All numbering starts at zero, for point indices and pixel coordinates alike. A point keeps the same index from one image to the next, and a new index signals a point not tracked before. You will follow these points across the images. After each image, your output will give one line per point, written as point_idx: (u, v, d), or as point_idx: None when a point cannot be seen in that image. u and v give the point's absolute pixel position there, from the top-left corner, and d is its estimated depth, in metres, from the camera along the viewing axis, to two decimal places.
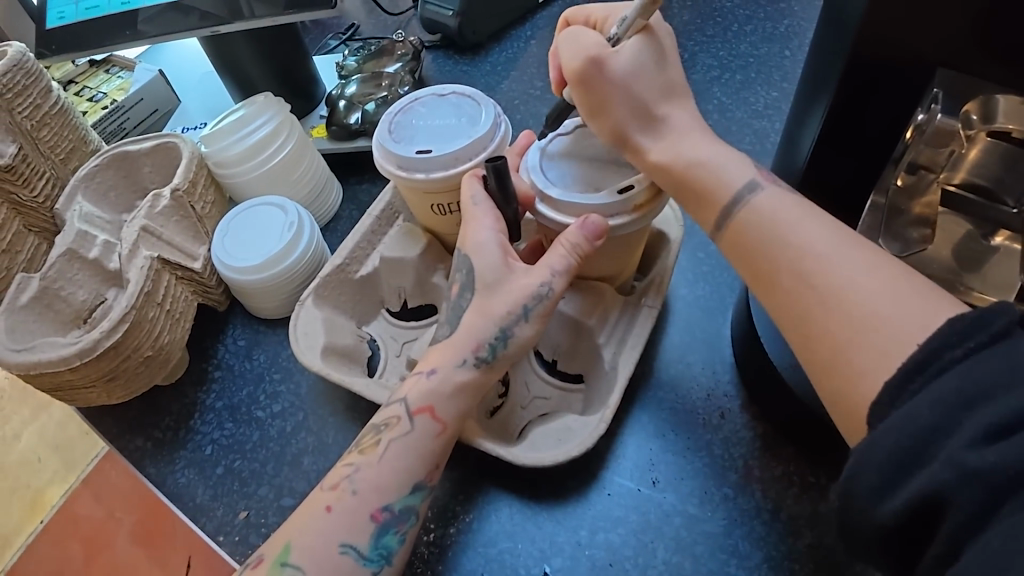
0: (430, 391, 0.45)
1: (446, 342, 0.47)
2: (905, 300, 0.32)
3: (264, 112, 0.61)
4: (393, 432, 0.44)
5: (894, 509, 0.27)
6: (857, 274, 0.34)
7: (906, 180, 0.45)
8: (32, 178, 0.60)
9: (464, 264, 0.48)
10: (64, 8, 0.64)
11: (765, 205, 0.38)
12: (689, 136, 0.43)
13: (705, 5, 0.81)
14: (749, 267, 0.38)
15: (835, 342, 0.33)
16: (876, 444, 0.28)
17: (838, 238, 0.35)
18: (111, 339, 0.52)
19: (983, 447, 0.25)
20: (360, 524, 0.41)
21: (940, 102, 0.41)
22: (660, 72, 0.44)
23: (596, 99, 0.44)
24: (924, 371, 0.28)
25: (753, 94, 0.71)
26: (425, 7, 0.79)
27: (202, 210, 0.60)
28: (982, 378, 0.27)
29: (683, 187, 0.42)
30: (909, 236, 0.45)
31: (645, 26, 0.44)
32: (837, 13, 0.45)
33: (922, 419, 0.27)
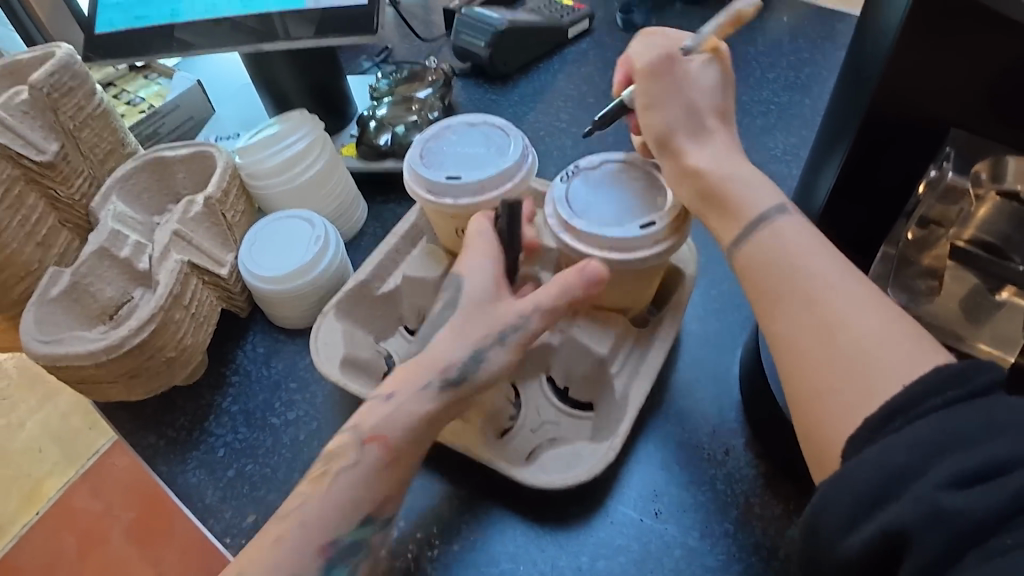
0: (387, 419, 0.44)
1: (409, 366, 0.47)
2: (899, 346, 0.33)
3: (299, 129, 0.63)
4: (340, 464, 0.43)
5: (860, 543, 0.28)
6: (858, 312, 0.35)
7: (916, 234, 0.48)
8: (71, 176, 0.62)
9: (454, 284, 0.50)
10: (113, 16, 0.67)
11: (776, 234, 0.39)
12: (726, 149, 0.46)
13: (729, 52, 0.84)
14: (753, 294, 0.39)
15: (830, 376, 0.34)
16: (850, 478, 0.29)
17: (845, 276, 0.37)
18: (137, 337, 0.53)
19: (953, 492, 0.27)
20: (310, 562, 0.41)
21: (952, 161, 0.44)
22: (718, 91, 0.48)
23: (654, 93, 0.48)
24: (905, 415, 0.30)
25: (772, 139, 0.73)
26: (458, 36, 0.81)
27: (233, 218, 0.62)
28: (960, 427, 0.28)
29: (712, 195, 0.44)
30: (917, 288, 0.47)
31: (716, 46, 0.49)
32: (861, 70, 0.48)
33: (899, 458, 0.28)
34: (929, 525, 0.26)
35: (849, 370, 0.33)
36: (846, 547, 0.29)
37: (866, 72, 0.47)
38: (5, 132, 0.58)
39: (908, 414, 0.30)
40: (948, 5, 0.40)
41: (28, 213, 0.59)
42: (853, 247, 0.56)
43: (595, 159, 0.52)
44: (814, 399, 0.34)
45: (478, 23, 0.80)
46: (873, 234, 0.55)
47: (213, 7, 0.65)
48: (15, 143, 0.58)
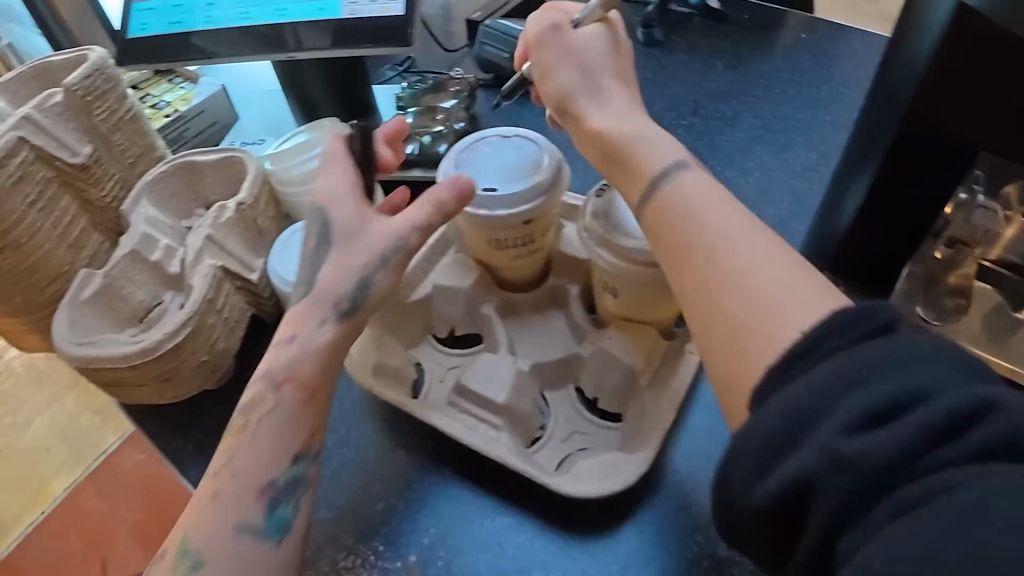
0: (294, 358, 0.45)
1: (306, 301, 0.47)
2: (795, 289, 0.35)
3: (329, 136, 0.65)
4: (259, 413, 0.43)
5: (770, 492, 0.30)
6: (757, 259, 0.36)
7: (944, 253, 0.55)
8: (102, 179, 0.62)
9: (316, 217, 0.48)
10: (146, 20, 0.67)
11: (684, 187, 0.41)
12: (630, 111, 0.47)
13: (749, 68, 0.85)
14: (661, 247, 0.41)
15: (739, 323, 0.35)
16: (758, 425, 0.31)
17: (745, 224, 0.38)
18: (172, 342, 0.53)
19: (856, 434, 0.28)
20: (248, 503, 0.41)
21: (981, 183, 0.51)
22: (611, 57, 0.50)
23: (545, 63, 0.50)
24: (811, 356, 0.32)
25: (793, 155, 0.75)
26: (482, 47, 0.82)
27: (263, 224, 0.63)
28: (858, 367, 0.30)
29: (617, 156, 0.45)
30: (944, 304, 0.55)
31: (604, 17, 0.51)
32: (891, 93, 0.49)
33: (801, 401, 0.30)
34: (836, 471, 0.28)
35: (756, 317, 0.35)
36: (758, 496, 0.31)
37: (898, 96, 0.48)
38: (40, 134, 0.58)
39: (808, 358, 0.32)
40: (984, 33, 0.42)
41: (61, 214, 0.60)
42: (878, 265, 0.58)
43: None
44: (723, 344, 0.36)
45: (502, 35, 0.81)
46: (898, 252, 0.56)
47: (248, 13, 0.66)
48: (49, 145, 0.58)
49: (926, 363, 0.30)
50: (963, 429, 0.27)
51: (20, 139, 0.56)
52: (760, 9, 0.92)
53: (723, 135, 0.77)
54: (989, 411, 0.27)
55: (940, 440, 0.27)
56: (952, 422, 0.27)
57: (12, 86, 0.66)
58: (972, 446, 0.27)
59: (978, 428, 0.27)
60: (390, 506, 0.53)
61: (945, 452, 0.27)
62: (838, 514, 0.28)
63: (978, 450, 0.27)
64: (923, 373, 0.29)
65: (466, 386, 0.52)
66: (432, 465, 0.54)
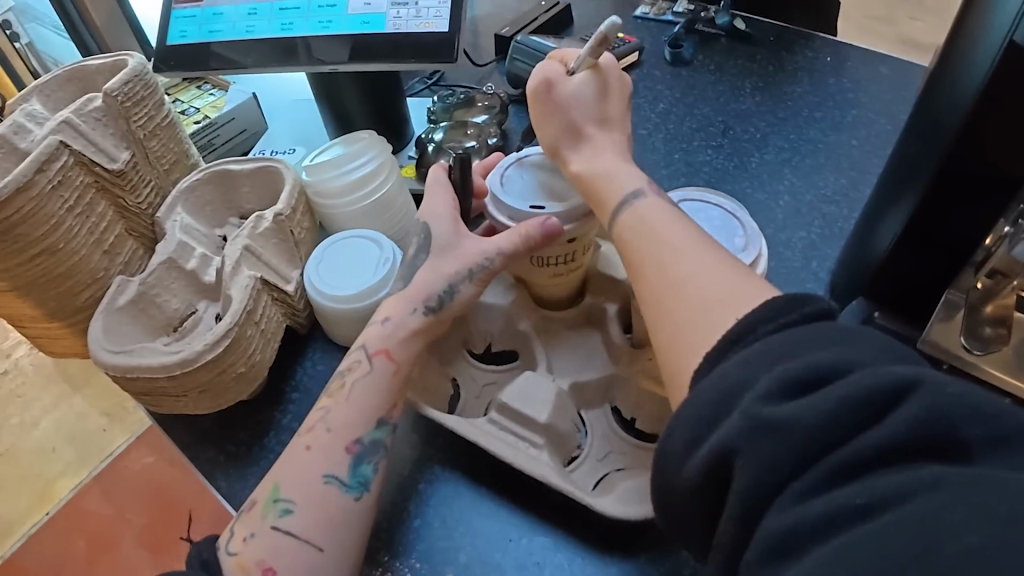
0: (386, 336, 0.52)
1: (399, 294, 0.53)
2: (730, 288, 0.39)
3: (369, 151, 0.65)
4: (356, 374, 0.50)
5: (700, 460, 0.33)
6: (698, 267, 0.41)
7: (985, 284, 0.53)
8: (139, 186, 0.62)
9: (420, 230, 0.55)
10: (186, 27, 0.68)
11: (642, 211, 0.47)
12: (605, 154, 0.51)
13: (776, 90, 0.85)
14: (628, 265, 0.46)
15: (683, 317, 0.40)
16: (694, 401, 0.34)
17: (693, 240, 0.44)
18: (212, 353, 0.53)
19: (774, 403, 0.31)
20: (338, 458, 0.47)
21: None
22: (600, 104, 0.53)
23: (539, 113, 0.53)
24: (747, 339, 0.36)
25: (822, 178, 0.75)
26: (512, 62, 0.83)
27: (299, 235, 0.63)
28: (786, 346, 0.34)
29: (592, 194, 0.50)
30: (986, 334, 0.53)
31: (595, 65, 0.54)
32: (933, 121, 0.49)
33: (731, 376, 0.34)
34: (759, 434, 0.31)
35: (694, 313, 0.39)
36: (690, 468, 0.33)
37: (943, 124, 0.49)
38: (79, 139, 0.58)
39: (743, 341, 0.36)
40: None
41: (97, 220, 0.59)
42: (912, 293, 0.58)
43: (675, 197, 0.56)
44: (671, 339, 0.40)
45: (535, 51, 0.81)
46: (931, 280, 0.57)
47: (290, 24, 0.66)
48: (88, 149, 0.58)
49: (856, 345, 0.33)
50: (889, 409, 0.30)
51: (60, 143, 0.56)
52: (785, 31, 0.93)
53: (752, 157, 0.78)
54: (914, 390, 0.30)
55: (868, 416, 0.30)
56: (881, 397, 0.30)
57: (46, 90, 0.65)
58: (896, 428, 0.29)
59: (907, 407, 0.29)
60: (426, 523, 0.52)
61: (874, 429, 0.29)
62: (759, 478, 0.30)
63: (906, 430, 0.29)
64: (849, 352, 0.33)
65: (506, 403, 0.51)
66: (468, 482, 0.54)
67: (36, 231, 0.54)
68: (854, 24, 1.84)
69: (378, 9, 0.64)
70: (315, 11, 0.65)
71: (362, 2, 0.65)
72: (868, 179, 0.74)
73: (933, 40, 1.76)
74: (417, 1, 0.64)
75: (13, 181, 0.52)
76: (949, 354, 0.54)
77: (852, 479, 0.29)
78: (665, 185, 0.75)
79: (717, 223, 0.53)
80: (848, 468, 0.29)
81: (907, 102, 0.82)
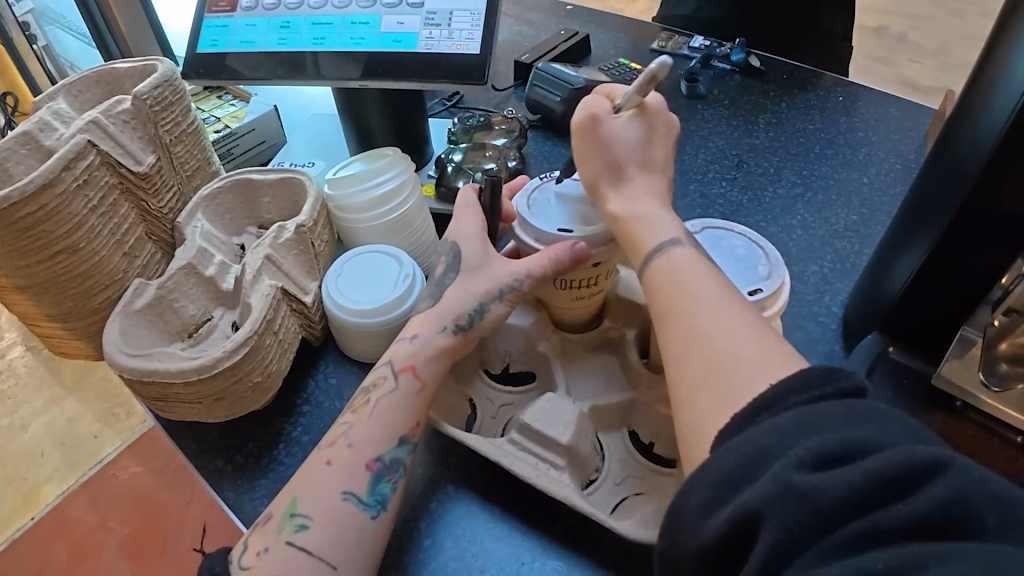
0: (412, 354, 0.52)
1: (427, 313, 0.54)
2: (762, 358, 0.39)
3: (393, 168, 0.65)
4: (381, 391, 0.50)
5: (720, 521, 0.32)
6: (729, 330, 0.41)
7: (1001, 322, 0.52)
8: (162, 190, 0.62)
9: (449, 250, 0.57)
10: (218, 37, 0.69)
11: (679, 258, 0.47)
12: (645, 197, 0.51)
13: (788, 126, 0.87)
14: (656, 309, 0.46)
15: (709, 379, 0.39)
16: (721, 459, 0.34)
17: (728, 295, 0.44)
18: (230, 360, 0.53)
19: (807, 471, 0.31)
20: (358, 475, 0.47)
21: None
22: (645, 145, 0.53)
23: (583, 148, 0.52)
24: (776, 407, 0.35)
25: (834, 215, 0.75)
26: (533, 88, 0.84)
27: (319, 246, 0.63)
28: (818, 420, 0.33)
29: (626, 238, 0.50)
30: (1002, 372, 0.54)
31: (641, 103, 0.53)
32: (955, 161, 0.50)
33: (762, 440, 0.33)
34: (784, 500, 0.30)
35: (722, 378, 0.39)
36: (708, 523, 0.33)
37: (963, 166, 0.50)
38: (107, 140, 0.58)
39: (775, 408, 0.35)
40: None
41: (120, 221, 0.59)
42: (926, 329, 0.58)
43: (696, 225, 0.56)
44: (694, 395, 0.40)
45: (553, 78, 0.83)
46: (946, 318, 0.57)
47: (322, 39, 0.67)
48: (114, 151, 0.58)
49: (884, 423, 0.33)
50: (913, 486, 0.30)
51: (88, 142, 0.56)
52: (798, 70, 0.94)
53: (766, 191, 0.79)
54: (940, 471, 0.30)
55: (896, 492, 0.30)
56: (909, 475, 0.30)
57: (74, 90, 0.65)
58: (917, 506, 0.29)
59: (931, 487, 0.29)
60: (437, 542, 0.51)
61: (896, 505, 0.29)
62: None
63: (927, 509, 0.29)
64: (881, 430, 0.32)
65: (528, 423, 0.51)
66: (482, 503, 0.53)
67: (59, 230, 0.54)
68: (854, 65, 1.87)
69: (411, 28, 0.65)
70: (348, 28, 0.66)
71: (395, 21, 0.66)
72: (879, 217, 0.75)
73: (932, 82, 1.80)
74: (451, 23, 0.65)
75: (39, 177, 0.52)
76: (963, 391, 0.55)
77: (867, 545, 0.29)
78: (681, 215, 0.75)
79: (741, 251, 0.54)
80: (865, 536, 0.29)
81: (917, 142, 0.83)
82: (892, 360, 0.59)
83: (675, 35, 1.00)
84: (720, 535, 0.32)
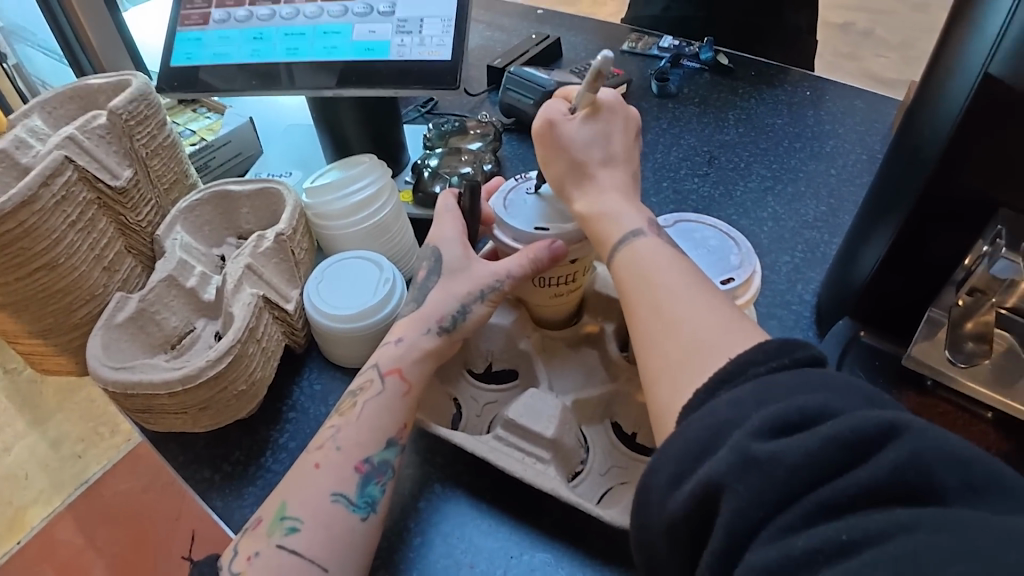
0: (398, 356, 0.53)
1: (411, 316, 0.55)
2: (723, 333, 0.41)
3: (368, 175, 0.66)
4: (367, 394, 0.51)
5: (685, 495, 0.33)
6: (692, 310, 0.43)
7: (965, 301, 0.55)
8: (140, 204, 0.63)
9: (430, 254, 0.57)
10: (191, 50, 0.69)
11: (643, 248, 0.48)
12: (610, 193, 0.52)
13: (757, 121, 0.89)
14: (624, 298, 0.47)
15: (674, 358, 0.41)
16: (685, 435, 0.35)
17: (690, 279, 0.45)
18: (213, 369, 0.53)
19: (764, 439, 0.32)
20: (347, 477, 0.48)
21: (1004, 237, 0.50)
22: (603, 141, 0.54)
23: (543, 154, 0.53)
24: (735, 380, 0.36)
25: (804, 206, 0.77)
26: (506, 92, 0.85)
27: (300, 255, 0.64)
28: (774, 389, 0.35)
29: (593, 234, 0.51)
30: (971, 349, 0.54)
31: (593, 102, 0.54)
32: (914, 147, 0.52)
33: (722, 413, 0.35)
34: (746, 471, 0.31)
35: (687, 356, 0.41)
36: (677, 499, 0.34)
37: (921, 153, 0.51)
38: (83, 155, 0.58)
39: (733, 381, 0.37)
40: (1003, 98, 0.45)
41: (98, 236, 0.59)
42: (895, 313, 0.60)
43: (670, 218, 0.58)
44: (666, 378, 0.41)
45: (526, 81, 0.84)
46: (914, 303, 0.58)
47: (295, 49, 0.67)
48: (91, 166, 0.58)
49: (843, 392, 0.34)
50: (871, 450, 0.31)
51: (65, 158, 0.56)
52: (764, 66, 0.96)
53: (737, 185, 0.80)
54: (895, 435, 0.31)
55: (852, 455, 0.31)
56: (862, 439, 0.31)
57: (48, 107, 0.65)
58: (878, 470, 0.30)
59: (887, 449, 0.30)
60: (428, 540, 0.52)
61: (853, 469, 0.30)
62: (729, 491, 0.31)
63: (887, 474, 0.30)
64: (837, 398, 0.34)
65: (512, 419, 0.52)
66: (469, 500, 0.54)
67: (37, 246, 0.54)
68: (825, 62, 1.91)
69: (382, 37, 0.66)
70: (320, 38, 0.67)
71: (367, 30, 0.66)
72: (847, 207, 0.77)
73: (899, 76, 1.83)
74: (421, 30, 0.66)
75: (17, 195, 0.52)
76: (933, 370, 0.55)
77: (834, 515, 0.30)
78: (655, 212, 0.77)
79: (713, 242, 0.55)
80: (831, 506, 0.30)
81: (881, 133, 0.85)
82: (863, 344, 0.60)
83: (644, 36, 1.01)
84: (697, 519, 0.33)
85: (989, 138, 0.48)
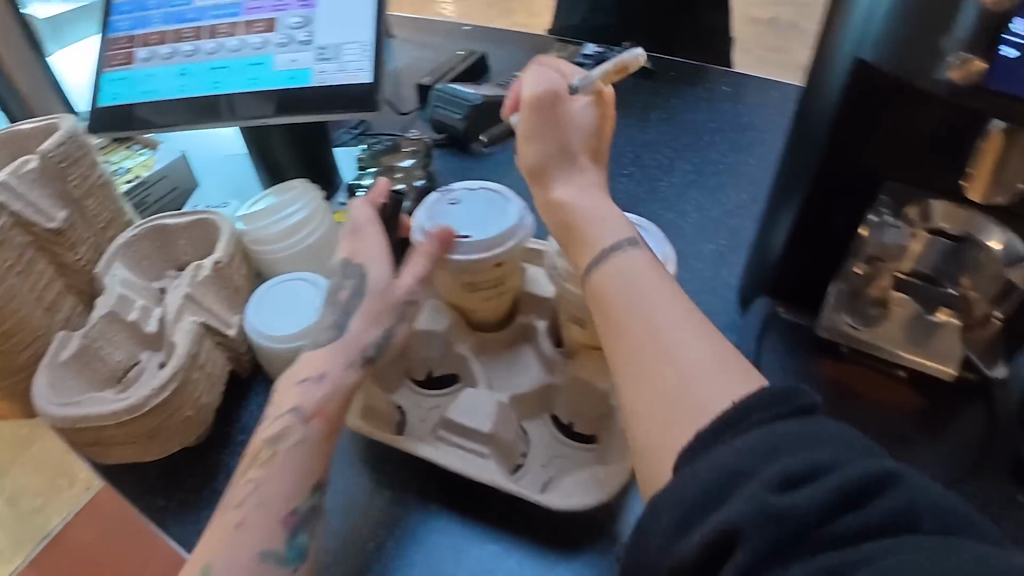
0: (317, 394, 0.52)
1: (334, 345, 0.55)
2: (714, 368, 0.38)
3: (298, 200, 0.68)
4: (288, 442, 0.50)
5: (693, 544, 0.32)
6: (681, 338, 0.40)
7: (863, 269, 0.60)
8: (77, 244, 0.64)
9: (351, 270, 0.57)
10: (118, 90, 0.71)
11: (626, 267, 0.45)
12: (591, 187, 0.51)
13: (678, 119, 0.93)
14: (602, 316, 0.44)
15: (665, 394, 0.39)
16: (693, 481, 0.34)
17: (675, 298, 0.43)
18: (158, 397, 0.55)
19: (779, 492, 0.32)
20: (273, 529, 0.47)
21: (887, 211, 0.55)
22: (598, 132, 0.54)
23: (535, 128, 0.52)
24: (738, 425, 0.35)
25: (724, 195, 0.81)
26: (435, 110, 0.88)
27: (239, 280, 0.66)
28: (780, 437, 0.34)
29: (572, 229, 0.49)
30: (869, 312, 0.61)
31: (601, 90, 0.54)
32: (805, 132, 0.56)
33: (733, 460, 0.34)
34: (763, 523, 0.31)
35: (679, 393, 0.38)
36: (684, 546, 0.33)
37: (811, 137, 0.55)
38: (16, 199, 0.59)
39: (737, 428, 0.35)
40: (876, 81, 0.49)
41: (38, 278, 0.61)
42: (809, 288, 0.64)
43: None
44: (653, 416, 0.39)
45: (452, 97, 0.87)
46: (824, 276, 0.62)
47: (219, 82, 0.69)
48: (24, 209, 0.59)
49: (841, 442, 0.34)
50: (869, 498, 0.32)
51: None
52: (682, 66, 1.01)
53: (661, 180, 0.84)
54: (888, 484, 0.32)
55: (851, 505, 0.31)
56: (858, 492, 0.32)
57: None
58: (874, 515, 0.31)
59: (882, 498, 0.32)
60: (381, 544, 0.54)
61: (851, 519, 0.31)
62: None
63: (882, 518, 0.31)
64: (836, 448, 0.34)
65: (450, 419, 0.55)
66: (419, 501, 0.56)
67: None
68: (753, 56, 1.97)
69: (303, 64, 0.68)
70: (243, 69, 0.69)
71: (288, 59, 0.69)
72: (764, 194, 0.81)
73: None
74: (341, 56, 0.68)
75: None
76: (844, 338, 0.60)
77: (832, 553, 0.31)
78: None
79: None
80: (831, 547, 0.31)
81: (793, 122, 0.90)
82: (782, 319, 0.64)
83: (567, 45, 1.05)
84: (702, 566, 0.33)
85: (873, 117, 0.51)
